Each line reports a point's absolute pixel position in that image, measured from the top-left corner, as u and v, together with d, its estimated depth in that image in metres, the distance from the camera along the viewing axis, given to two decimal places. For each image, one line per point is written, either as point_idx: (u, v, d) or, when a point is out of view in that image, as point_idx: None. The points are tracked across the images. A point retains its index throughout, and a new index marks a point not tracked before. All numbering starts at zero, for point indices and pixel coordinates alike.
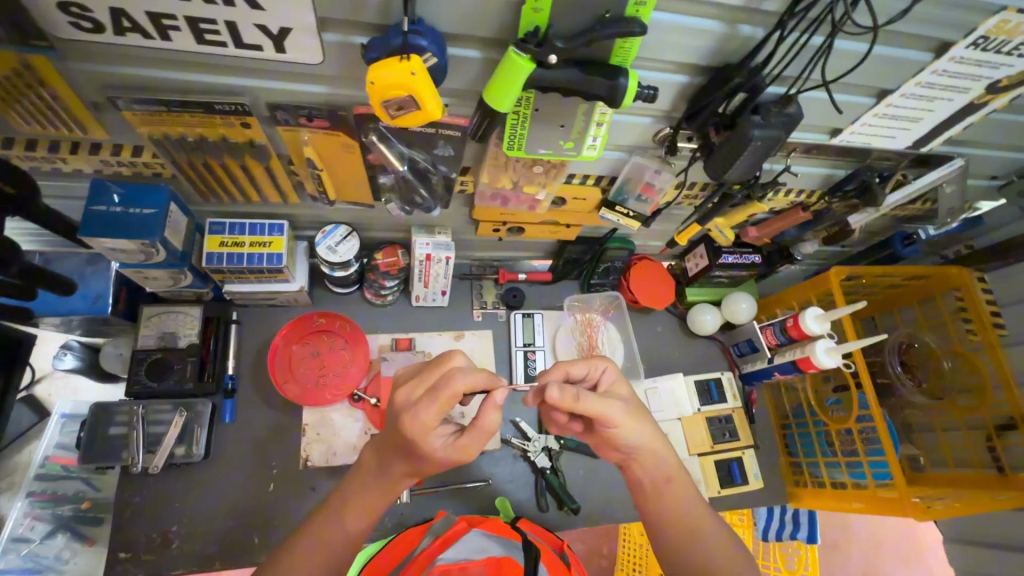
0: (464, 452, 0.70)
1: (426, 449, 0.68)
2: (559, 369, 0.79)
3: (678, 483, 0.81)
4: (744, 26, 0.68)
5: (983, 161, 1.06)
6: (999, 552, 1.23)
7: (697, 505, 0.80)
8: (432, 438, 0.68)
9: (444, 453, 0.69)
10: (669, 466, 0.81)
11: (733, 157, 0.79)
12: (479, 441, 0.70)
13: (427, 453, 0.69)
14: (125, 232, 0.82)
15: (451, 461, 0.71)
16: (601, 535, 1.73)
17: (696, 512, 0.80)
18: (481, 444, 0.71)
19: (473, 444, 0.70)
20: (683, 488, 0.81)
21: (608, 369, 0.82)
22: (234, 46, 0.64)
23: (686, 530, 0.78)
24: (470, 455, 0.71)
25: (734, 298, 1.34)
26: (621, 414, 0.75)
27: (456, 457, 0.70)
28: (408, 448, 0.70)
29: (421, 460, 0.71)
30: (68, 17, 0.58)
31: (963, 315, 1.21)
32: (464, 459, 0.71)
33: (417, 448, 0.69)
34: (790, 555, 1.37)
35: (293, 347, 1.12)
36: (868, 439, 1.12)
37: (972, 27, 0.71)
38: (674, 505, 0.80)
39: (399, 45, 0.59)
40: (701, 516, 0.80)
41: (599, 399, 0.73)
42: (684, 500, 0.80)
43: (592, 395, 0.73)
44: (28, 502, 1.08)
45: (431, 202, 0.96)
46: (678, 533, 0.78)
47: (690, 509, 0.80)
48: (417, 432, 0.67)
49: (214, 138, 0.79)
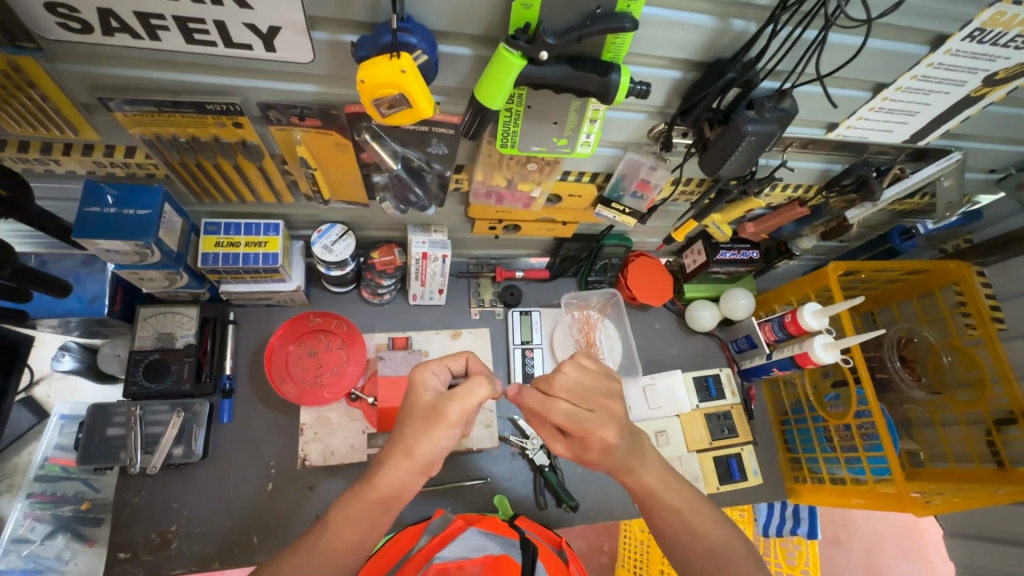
0: (445, 401, 0.71)
1: (416, 390, 0.74)
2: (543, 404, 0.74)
3: (649, 486, 0.78)
4: (737, 20, 0.67)
5: (982, 154, 1.05)
6: (1000, 547, 1.23)
7: (675, 506, 0.78)
8: (425, 378, 0.75)
9: (430, 398, 0.73)
10: (631, 478, 0.78)
11: (727, 153, 0.78)
12: (465, 392, 0.71)
13: (415, 395, 0.74)
14: (118, 232, 0.82)
15: (435, 412, 0.71)
16: (601, 532, 1.73)
17: (676, 512, 0.78)
18: (464, 405, 0.71)
19: (458, 393, 0.71)
20: (654, 495, 0.78)
21: (591, 441, 0.72)
22: (223, 46, 0.64)
23: (669, 532, 0.78)
24: (451, 412, 0.70)
25: (733, 294, 1.33)
26: (566, 459, 0.77)
27: (439, 408, 0.71)
28: (403, 403, 0.76)
29: (409, 413, 0.74)
30: (56, 18, 0.58)
31: (962, 310, 1.20)
32: (447, 411, 0.71)
33: (410, 389, 0.75)
34: (790, 550, 1.36)
35: (289, 347, 1.12)
36: (867, 434, 1.11)
37: (967, 19, 0.71)
38: (651, 510, 0.79)
39: (388, 43, 0.59)
40: (684, 512, 0.78)
41: (550, 436, 0.77)
42: (658, 507, 0.78)
43: (546, 430, 0.77)
44: (27, 503, 1.09)
45: (426, 200, 0.95)
46: (663, 534, 0.79)
47: (666, 514, 0.78)
48: (412, 371, 0.77)
49: (205, 137, 0.79)
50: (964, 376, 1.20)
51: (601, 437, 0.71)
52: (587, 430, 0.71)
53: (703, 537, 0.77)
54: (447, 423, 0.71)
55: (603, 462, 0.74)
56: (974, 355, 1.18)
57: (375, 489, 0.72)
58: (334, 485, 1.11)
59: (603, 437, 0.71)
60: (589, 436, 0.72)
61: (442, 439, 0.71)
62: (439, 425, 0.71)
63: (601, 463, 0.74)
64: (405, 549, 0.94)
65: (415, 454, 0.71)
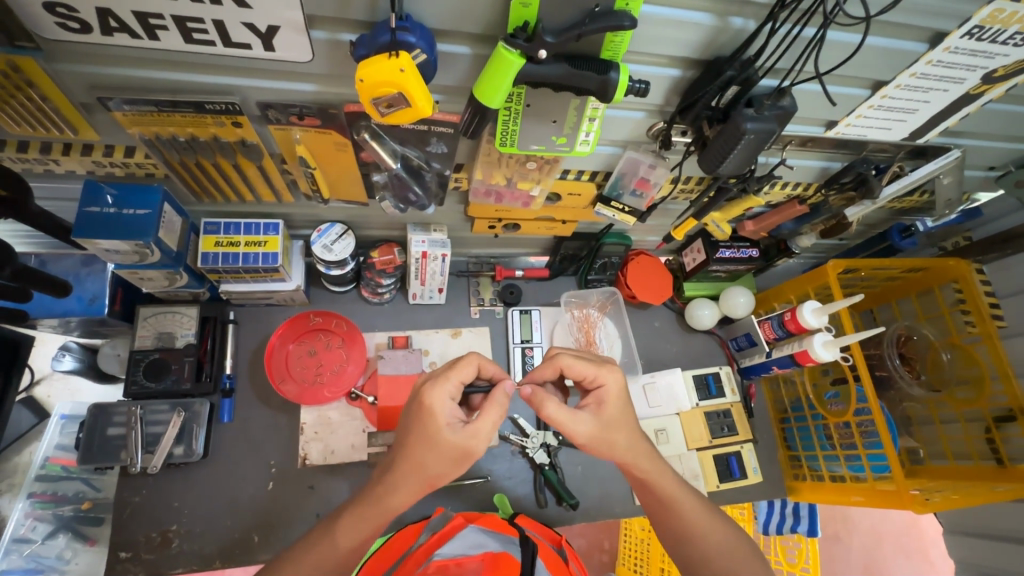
0: (472, 439, 0.71)
1: (438, 425, 0.71)
2: (553, 363, 0.83)
3: (661, 482, 0.81)
4: (736, 18, 0.67)
5: (981, 151, 1.05)
6: (1000, 544, 1.23)
7: (687, 506, 0.81)
8: (445, 408, 0.72)
9: (456, 437, 0.71)
10: (643, 473, 0.81)
11: (726, 151, 0.78)
12: (489, 429, 0.71)
13: (439, 432, 0.71)
14: (119, 233, 0.82)
15: (463, 452, 0.71)
16: (601, 530, 1.73)
17: (687, 513, 0.81)
18: (489, 437, 0.72)
19: (484, 432, 0.71)
20: (666, 492, 0.81)
21: (605, 387, 0.79)
22: (222, 45, 0.64)
23: (679, 532, 0.81)
24: (478, 446, 0.72)
25: (732, 292, 1.33)
26: (587, 433, 0.77)
27: (466, 448, 0.71)
28: (420, 433, 0.72)
29: (431, 447, 0.71)
30: (55, 18, 0.58)
31: (962, 307, 1.20)
32: (474, 450, 0.71)
33: (429, 420, 0.71)
34: (790, 548, 1.37)
35: (289, 346, 1.13)
36: (867, 432, 1.11)
37: (966, 17, 0.71)
38: (662, 509, 0.82)
39: (387, 41, 0.59)
40: (695, 515, 0.81)
41: (568, 413, 0.76)
42: (670, 506, 0.81)
43: (562, 407, 0.76)
44: (28, 503, 1.08)
45: (426, 199, 0.95)
46: (673, 535, 0.81)
47: (678, 513, 0.81)
48: (429, 401, 0.72)
49: (205, 137, 0.79)
50: (963, 373, 1.20)
51: (613, 378, 0.80)
52: (600, 373, 0.80)
53: (713, 540, 0.79)
54: (472, 460, 0.72)
55: (621, 416, 0.79)
56: (973, 352, 1.18)
57: (379, 508, 0.75)
58: (335, 484, 1.12)
59: (616, 377, 0.80)
60: (601, 383, 0.80)
61: (464, 468, 0.74)
62: (466, 462, 0.72)
63: (620, 415, 0.79)
64: (405, 548, 0.94)
65: (436, 484, 0.74)
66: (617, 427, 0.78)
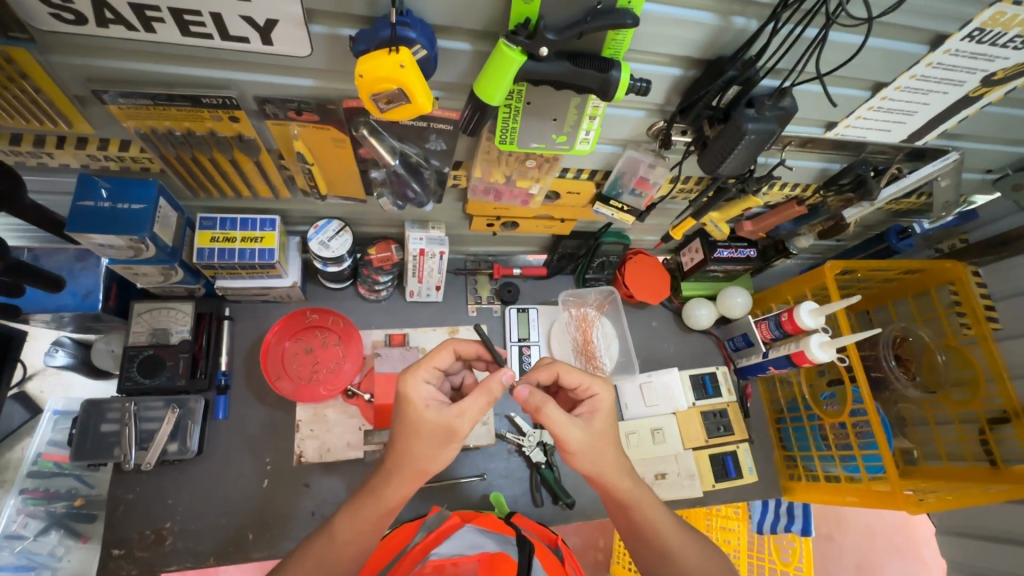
0: (457, 416, 0.71)
1: (416, 410, 0.72)
2: (549, 370, 0.80)
3: (643, 504, 0.80)
4: (738, 18, 0.67)
5: (979, 154, 1.05)
6: (991, 544, 1.24)
7: (666, 528, 0.80)
8: (422, 391, 0.72)
9: (435, 416, 0.71)
10: (626, 493, 0.79)
11: (728, 150, 0.78)
12: (475, 407, 0.71)
13: (419, 416, 0.71)
14: (111, 228, 0.81)
15: (447, 431, 0.71)
16: (596, 528, 1.73)
17: (668, 536, 0.80)
18: (478, 411, 0.71)
19: (468, 410, 0.71)
20: (645, 512, 0.80)
21: (598, 398, 0.80)
22: (220, 39, 0.63)
23: (660, 556, 0.79)
24: (463, 421, 0.71)
25: (729, 292, 1.33)
26: (580, 438, 0.76)
27: (451, 427, 0.71)
28: (402, 421, 0.73)
29: (414, 433, 0.72)
30: (49, 9, 0.57)
31: (957, 310, 1.21)
32: (460, 428, 0.71)
33: (408, 409, 0.72)
34: (784, 547, 1.37)
35: (286, 343, 1.12)
36: (862, 433, 1.11)
37: (967, 19, 0.71)
38: (640, 531, 0.80)
39: (388, 36, 0.58)
40: (675, 537, 0.80)
41: (565, 418, 0.75)
42: (649, 527, 0.80)
43: (561, 411, 0.75)
44: (20, 499, 1.06)
45: (424, 196, 0.94)
46: (653, 558, 0.79)
47: (657, 533, 0.80)
48: (404, 388, 0.73)
49: (201, 131, 0.78)
50: (957, 375, 1.21)
51: (607, 389, 0.80)
52: (594, 383, 0.80)
53: (690, 560, 0.79)
54: (460, 439, 0.72)
55: (611, 429, 0.79)
56: (968, 353, 1.19)
57: (371, 503, 0.75)
58: (330, 482, 1.12)
59: (608, 390, 0.80)
60: (593, 392, 0.80)
61: (453, 450, 0.73)
62: (453, 442, 0.72)
63: (609, 429, 0.79)
64: (401, 546, 0.94)
65: (428, 470, 0.74)
66: (604, 439, 0.78)
